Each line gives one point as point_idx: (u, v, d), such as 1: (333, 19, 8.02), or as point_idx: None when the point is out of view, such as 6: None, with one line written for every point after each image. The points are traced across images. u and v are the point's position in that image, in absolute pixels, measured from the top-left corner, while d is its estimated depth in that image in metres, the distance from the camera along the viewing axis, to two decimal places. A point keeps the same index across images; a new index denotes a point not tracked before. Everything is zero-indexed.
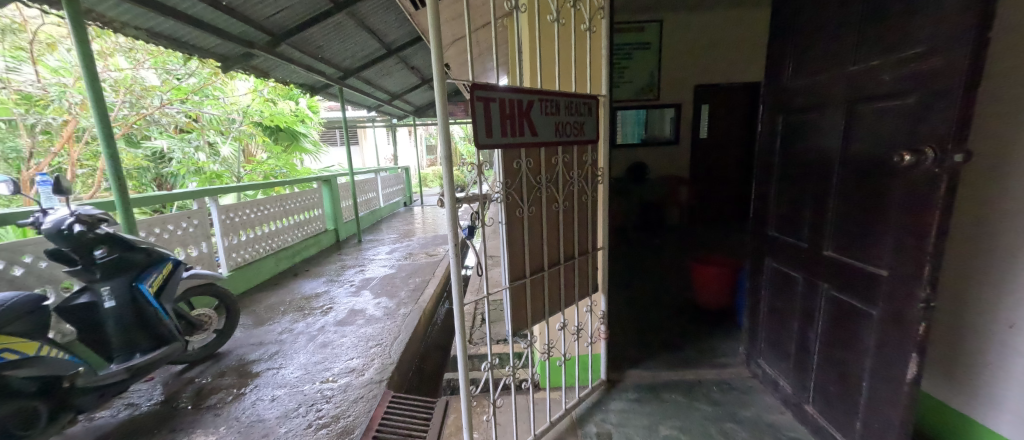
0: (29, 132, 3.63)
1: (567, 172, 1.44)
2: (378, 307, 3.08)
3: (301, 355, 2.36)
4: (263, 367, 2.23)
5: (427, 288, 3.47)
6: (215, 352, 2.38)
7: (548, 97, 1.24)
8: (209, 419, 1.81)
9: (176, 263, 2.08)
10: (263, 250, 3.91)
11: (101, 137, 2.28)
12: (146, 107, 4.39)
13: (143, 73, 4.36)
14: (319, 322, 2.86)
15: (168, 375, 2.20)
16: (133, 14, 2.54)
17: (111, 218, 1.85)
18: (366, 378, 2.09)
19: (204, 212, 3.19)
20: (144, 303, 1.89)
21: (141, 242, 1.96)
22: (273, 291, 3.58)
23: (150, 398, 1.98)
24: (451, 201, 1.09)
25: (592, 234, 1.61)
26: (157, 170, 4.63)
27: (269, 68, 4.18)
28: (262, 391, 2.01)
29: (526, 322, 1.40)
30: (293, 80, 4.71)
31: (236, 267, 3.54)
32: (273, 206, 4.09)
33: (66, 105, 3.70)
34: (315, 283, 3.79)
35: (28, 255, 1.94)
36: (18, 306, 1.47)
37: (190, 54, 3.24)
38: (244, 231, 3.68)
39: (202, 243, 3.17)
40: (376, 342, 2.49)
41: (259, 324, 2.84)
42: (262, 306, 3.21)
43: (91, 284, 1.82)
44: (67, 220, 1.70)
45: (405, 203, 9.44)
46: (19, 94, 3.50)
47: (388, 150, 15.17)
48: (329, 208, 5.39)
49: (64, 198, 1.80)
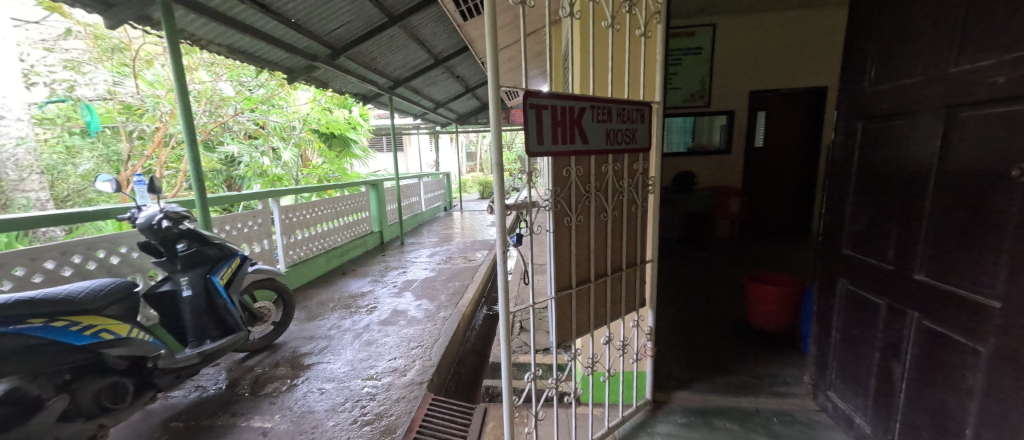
0: (129, 138, 4.22)
1: (617, 181, 1.39)
2: (419, 309, 3.16)
3: (348, 352, 2.47)
4: (314, 360, 2.37)
5: (467, 292, 3.52)
6: (272, 343, 2.56)
7: (601, 104, 1.22)
8: (266, 406, 1.94)
9: (244, 258, 2.25)
10: (316, 248, 4.17)
11: (186, 142, 2.54)
12: (222, 115, 4.94)
13: (221, 85, 4.95)
14: (364, 320, 2.99)
15: (230, 362, 2.38)
16: (217, 32, 2.83)
17: (192, 215, 2.05)
18: (408, 379, 2.14)
19: (268, 212, 3.47)
20: (216, 295, 2.07)
21: (216, 237, 2.15)
22: (323, 288, 3.79)
23: (215, 383, 2.15)
24: (501, 209, 1.08)
25: (641, 245, 1.54)
26: (228, 172, 5.08)
27: (328, 79, 4.48)
28: (312, 383, 2.12)
29: (571, 335, 1.36)
30: (349, 89, 5.01)
31: (292, 264, 3.80)
32: (327, 208, 4.37)
33: (158, 114, 4.20)
34: (361, 282, 3.98)
35: (123, 246, 2.20)
36: (114, 291, 1.65)
37: (262, 67, 3.55)
38: (301, 230, 3.95)
39: (264, 240, 3.43)
40: (417, 344, 2.55)
41: (311, 319, 3.01)
42: (314, 301, 3.41)
43: (173, 274, 2.02)
44: (157, 216, 1.91)
45: (445, 208, 9.71)
46: (123, 104, 4.11)
47: (430, 157, 15.80)
48: (375, 211, 5.65)
49: (155, 196, 2.01)
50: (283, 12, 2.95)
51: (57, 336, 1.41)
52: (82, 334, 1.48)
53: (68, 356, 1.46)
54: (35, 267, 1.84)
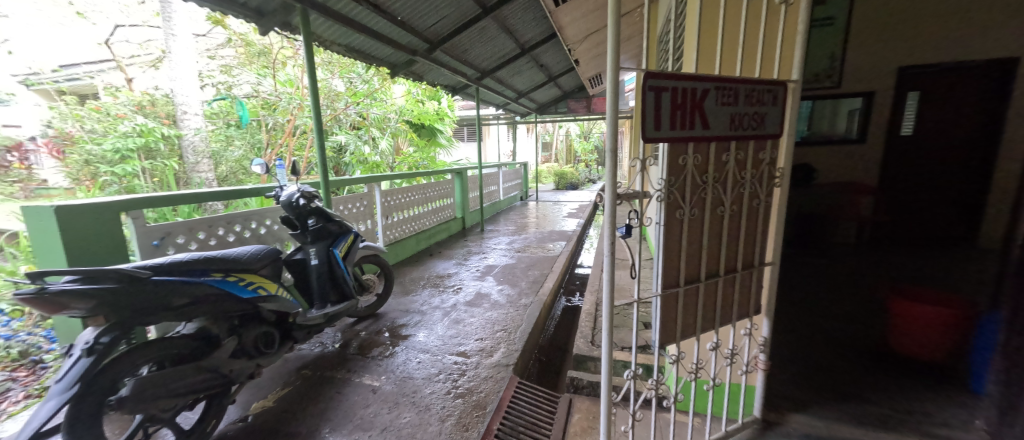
0: (267, 129, 5.01)
1: (739, 171, 1.23)
2: (501, 294, 3.26)
3: (439, 327, 2.66)
4: (410, 332, 2.59)
5: (546, 281, 3.52)
6: (375, 312, 2.86)
7: (728, 85, 1.08)
8: (374, 367, 2.18)
9: (356, 235, 2.55)
10: (408, 230, 4.53)
11: (315, 132, 2.93)
12: (335, 109, 5.58)
13: (335, 81, 5.57)
14: (451, 299, 3.17)
15: (344, 325, 2.72)
16: (338, 32, 3.18)
17: (319, 194, 2.38)
18: (494, 359, 2.22)
19: (370, 195, 3.85)
20: (335, 265, 2.40)
21: (336, 215, 2.47)
22: (413, 267, 4.11)
23: (333, 342, 2.48)
24: (611, 196, 1.03)
25: (761, 245, 1.36)
26: (338, 159, 5.77)
27: (424, 72, 4.77)
28: (410, 352, 2.32)
29: (675, 337, 1.27)
30: (440, 82, 5.29)
31: (389, 243, 4.18)
32: (417, 193, 4.71)
33: (289, 108, 4.89)
34: (447, 264, 4.23)
35: (269, 219, 2.65)
36: (268, 255, 1.97)
37: (371, 63, 3.90)
38: (396, 213, 4.31)
39: (367, 220, 3.82)
40: (501, 327, 2.64)
41: (405, 294, 3.30)
42: (406, 279, 3.72)
43: (304, 245, 2.37)
44: (296, 195, 2.24)
45: (521, 198, 9.83)
46: (263, 101, 4.87)
47: (507, 147, 16.09)
48: (459, 198, 5.95)
49: (293, 177, 2.36)
50: (392, 11, 3.20)
51: (234, 288, 1.74)
52: (248, 288, 1.80)
53: (240, 306, 1.79)
54: (210, 233, 2.30)
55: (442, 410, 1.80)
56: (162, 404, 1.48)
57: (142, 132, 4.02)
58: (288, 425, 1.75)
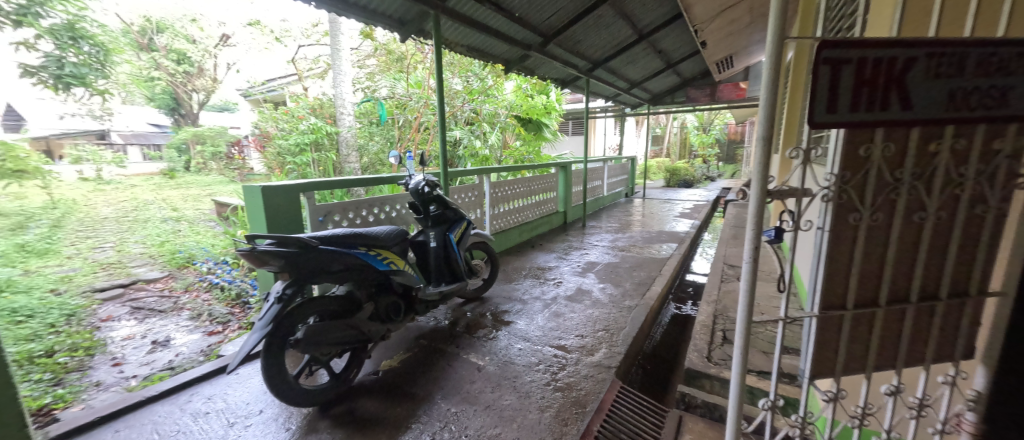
0: (398, 126, 5.70)
1: (958, 167, 0.92)
2: (602, 292, 3.15)
3: (540, 318, 2.68)
4: (512, 319, 2.67)
5: (653, 285, 3.28)
6: (480, 296, 3.04)
7: (953, 49, 0.81)
8: (479, 348, 2.31)
9: (468, 222, 2.78)
10: (513, 221, 4.69)
11: (439, 127, 3.22)
12: (454, 106, 6.05)
13: (454, 81, 6.03)
14: (551, 292, 3.18)
15: (453, 304, 2.95)
16: (461, 33, 3.42)
17: (440, 184, 2.63)
18: (595, 358, 2.15)
19: (481, 186, 4.07)
20: (451, 248, 2.64)
21: (452, 203, 2.70)
22: (515, 257, 4.25)
23: (445, 318, 2.72)
24: (759, 193, 0.94)
25: (988, 270, 1.00)
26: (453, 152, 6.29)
27: (536, 66, 4.83)
28: (512, 339, 2.40)
29: (833, 371, 1.06)
30: (552, 75, 5.29)
31: (494, 232, 4.38)
32: (523, 185, 4.84)
33: (417, 107, 5.46)
34: (548, 256, 4.26)
35: (398, 204, 3.02)
36: (399, 235, 2.26)
37: (488, 61, 4.11)
38: (503, 204, 4.50)
39: (477, 209, 4.06)
40: (603, 326, 2.54)
41: (508, 282, 3.42)
42: (509, 267, 3.86)
43: (425, 228, 2.64)
44: (422, 183, 2.52)
45: (627, 194, 9.34)
46: (397, 101, 5.55)
47: (614, 141, 15.42)
48: (562, 192, 5.92)
49: (419, 168, 2.64)
50: (511, 8, 3.30)
51: (374, 261, 2.04)
52: (384, 262, 2.09)
53: (376, 277, 2.08)
54: (357, 213, 2.73)
55: (541, 400, 1.81)
56: (321, 350, 1.82)
57: (314, 129, 5.04)
58: (408, 387, 1.98)
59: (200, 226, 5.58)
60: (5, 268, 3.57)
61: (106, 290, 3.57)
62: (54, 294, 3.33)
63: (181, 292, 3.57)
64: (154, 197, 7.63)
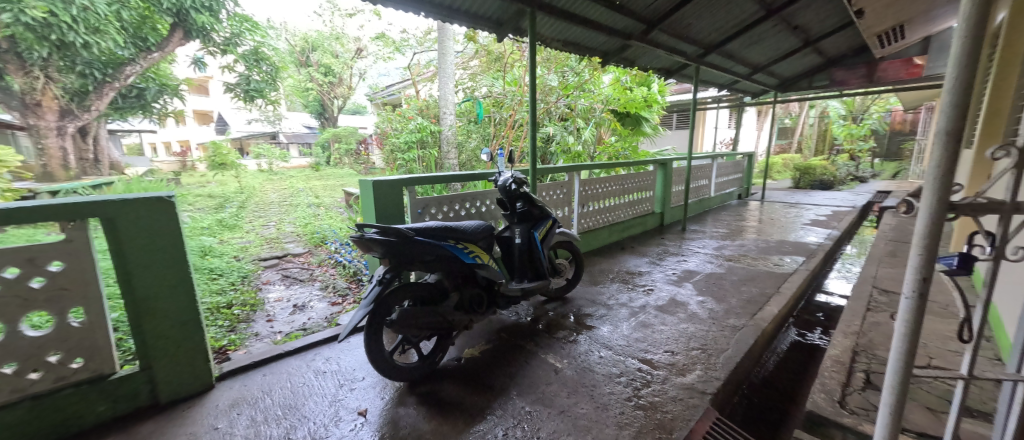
0: (493, 123, 5.90)
1: None
2: (700, 306, 2.81)
3: (625, 326, 2.51)
4: (595, 324, 2.55)
5: (766, 304, 2.81)
6: (562, 296, 2.98)
7: None
8: (558, 350, 2.25)
9: (553, 220, 2.75)
10: (603, 220, 4.50)
11: (530, 124, 3.21)
12: (548, 102, 6.01)
13: (549, 77, 5.97)
14: (640, 299, 2.95)
15: (535, 302, 2.94)
16: (558, 28, 3.36)
17: (527, 181, 2.63)
18: (687, 380, 1.92)
19: (570, 183, 3.96)
20: (535, 246, 2.63)
21: (539, 201, 2.69)
22: (604, 258, 4.06)
23: (526, 315, 2.73)
24: (940, 204, 0.77)
25: None
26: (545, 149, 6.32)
27: (636, 57, 4.52)
28: (593, 345, 2.28)
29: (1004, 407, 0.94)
30: (654, 64, 4.90)
31: (582, 231, 4.25)
32: (616, 184, 4.60)
33: (512, 104, 5.56)
34: (639, 261, 3.97)
35: (488, 199, 3.11)
36: (485, 230, 2.31)
37: (584, 54, 3.98)
38: (593, 202, 4.33)
39: (565, 207, 3.97)
40: (698, 345, 2.26)
41: (593, 285, 3.28)
42: (596, 269, 3.70)
43: (511, 224, 2.68)
44: (509, 180, 2.54)
45: (740, 195, 8.25)
46: (493, 99, 5.75)
47: (728, 134, 13.75)
48: (660, 191, 5.48)
49: (508, 165, 2.66)
50: None
51: (461, 254, 2.12)
52: (470, 256, 2.16)
53: (462, 269, 2.16)
54: (450, 207, 2.89)
55: (620, 416, 1.68)
56: (411, 332, 1.96)
57: (420, 128, 5.68)
58: (486, 379, 2.01)
59: (333, 211, 6.58)
60: (207, 238, 4.72)
61: (268, 259, 4.45)
62: (236, 259, 4.29)
63: (317, 265, 4.27)
64: (304, 188, 9.26)
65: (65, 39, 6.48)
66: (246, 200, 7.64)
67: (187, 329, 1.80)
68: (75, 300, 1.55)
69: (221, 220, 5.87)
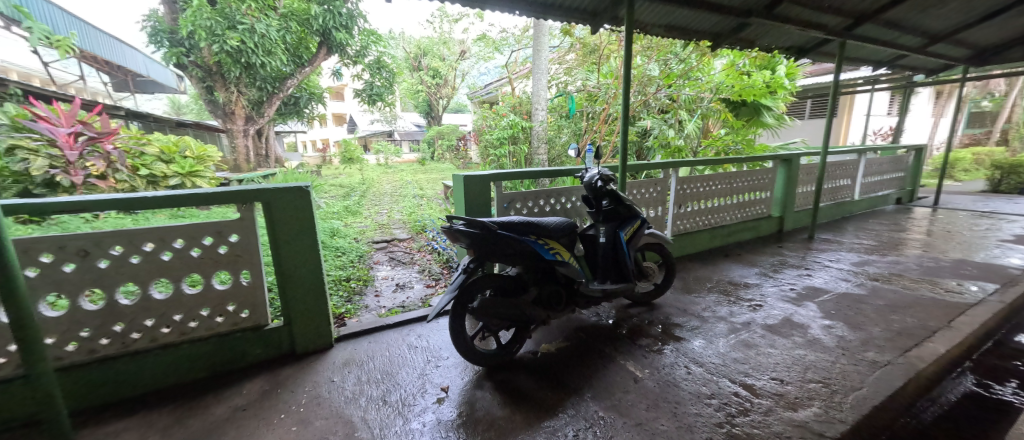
0: (586, 118, 5.77)
1: None
2: (824, 331, 2.37)
3: (721, 343, 2.25)
4: (685, 336, 2.34)
5: (923, 339, 2.24)
6: (650, 301, 2.81)
7: None
8: (640, 358, 2.13)
9: (643, 220, 2.60)
10: (704, 223, 4.09)
11: (622, 119, 3.04)
12: (647, 93, 5.64)
13: (650, 66, 5.54)
14: (743, 315, 2.61)
15: (619, 305, 2.82)
16: (660, 12, 3.13)
17: (615, 178, 2.51)
18: (796, 415, 1.64)
19: (666, 181, 3.66)
20: (620, 246, 2.51)
21: (628, 200, 2.55)
22: (703, 265, 3.69)
23: (608, 317, 2.64)
24: None
25: None
26: (640, 144, 6.03)
27: (757, 37, 3.95)
28: (681, 358, 2.10)
29: None
30: (781, 44, 4.22)
31: (678, 234, 3.92)
32: (722, 183, 4.12)
33: (606, 97, 5.30)
34: (747, 271, 3.52)
35: (573, 196, 3.06)
36: (568, 227, 2.28)
37: (691, 39, 3.64)
38: (693, 203, 3.96)
39: (659, 207, 3.68)
40: (817, 377, 1.92)
41: (688, 293, 3.00)
42: (693, 276, 3.39)
43: (596, 223, 2.60)
44: (596, 177, 2.46)
45: (896, 200, 6.69)
46: (587, 93, 5.59)
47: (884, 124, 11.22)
48: (780, 192, 4.77)
49: (596, 161, 2.57)
50: None
51: (542, 251, 2.13)
52: (551, 253, 2.16)
53: (543, 265, 2.17)
54: (535, 203, 2.90)
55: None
56: (491, 320, 2.04)
57: (512, 125, 5.88)
58: (561, 376, 1.99)
59: (434, 202, 7.17)
60: (335, 221, 5.57)
61: (379, 242, 5.05)
62: (355, 240, 4.97)
63: (417, 251, 4.69)
64: (412, 181, 10.25)
65: (248, 60, 8.22)
66: (367, 191, 8.77)
67: (312, 297, 2.20)
68: (244, 265, 2.03)
69: (347, 207, 6.86)
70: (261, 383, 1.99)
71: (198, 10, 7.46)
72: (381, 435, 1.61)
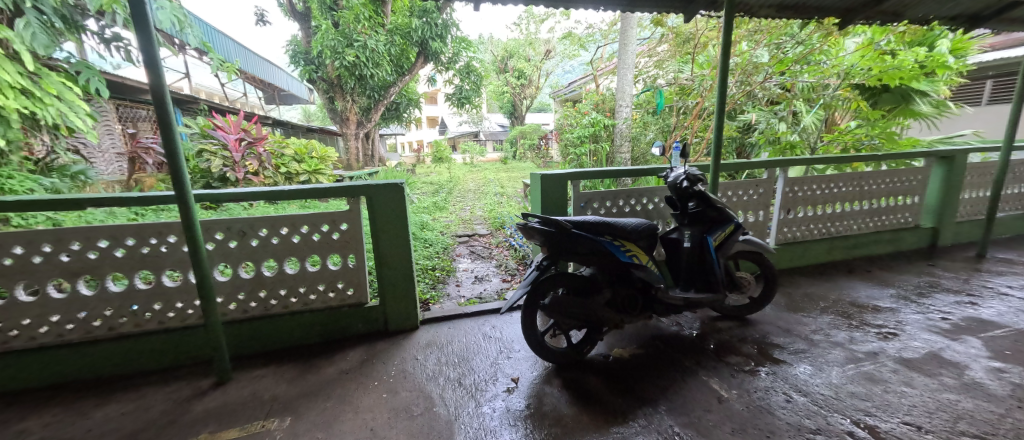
0: (677, 114, 5.39)
1: None
2: (988, 375, 1.88)
3: (834, 372, 1.93)
4: (786, 359, 2.06)
5: None
6: (742, 316, 2.54)
7: None
8: (727, 377, 1.94)
9: (737, 225, 2.36)
10: (820, 231, 3.54)
11: (717, 114, 2.78)
12: (752, 83, 4.93)
13: (758, 52, 4.81)
14: (869, 344, 2.19)
15: (706, 317, 2.60)
16: None
17: (705, 178, 2.32)
18: None
19: (771, 182, 3.23)
20: (708, 253, 2.32)
21: (719, 202, 2.33)
22: (817, 281, 3.19)
23: (691, 328, 2.46)
24: None
25: None
26: (741, 140, 5.73)
27: (906, 7, 3.23)
28: (778, 383, 1.86)
29: None
30: (941, 14, 3.40)
31: (784, 242, 3.46)
32: (847, 185, 3.51)
33: (700, 91, 4.84)
34: (878, 292, 2.94)
35: (656, 197, 2.91)
36: (647, 229, 2.18)
37: (810, 17, 3.16)
38: (806, 207, 3.45)
39: (760, 211, 3.28)
40: (971, 429, 1.54)
41: (794, 311, 2.63)
42: (802, 292, 2.96)
43: (680, 226, 2.44)
44: (682, 177, 2.30)
45: None
46: (679, 87, 5.20)
47: None
48: (934, 197, 3.88)
49: (683, 159, 2.39)
50: None
51: (618, 252, 2.07)
52: (628, 255, 2.09)
53: (618, 267, 2.11)
54: (614, 202, 2.83)
55: None
56: (562, 319, 2.05)
57: (594, 123, 5.78)
58: (633, 384, 1.92)
59: (514, 200, 7.37)
60: (425, 215, 6.08)
61: (462, 236, 5.39)
62: (441, 233, 5.37)
63: (496, 246, 4.89)
64: (494, 179, 10.67)
65: (360, 72, 9.40)
66: (453, 188, 9.39)
67: (404, 282, 2.46)
68: (351, 250, 2.35)
69: (435, 203, 7.43)
70: (361, 352, 2.29)
71: (325, 33, 8.67)
72: (455, 414, 1.75)
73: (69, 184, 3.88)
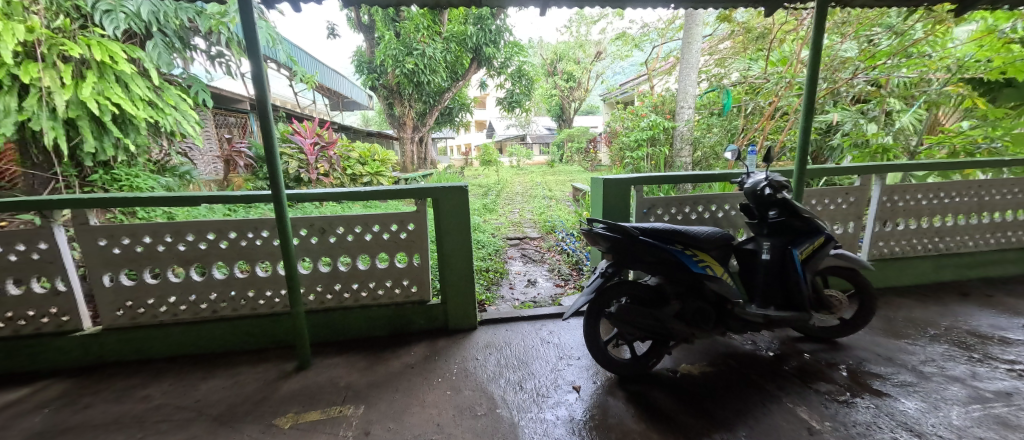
0: (745, 115, 5.00)
1: None
2: None
3: (953, 411, 1.68)
4: (889, 391, 1.83)
5: None
6: (830, 339, 2.29)
7: None
8: (817, 405, 1.76)
9: (828, 238, 2.13)
10: (924, 247, 3.10)
11: (803, 115, 2.54)
12: (836, 80, 4.38)
13: (844, 45, 4.39)
14: (998, 382, 1.87)
15: (785, 337, 2.38)
16: None
17: (790, 185, 2.14)
18: None
19: (864, 190, 2.89)
20: (791, 267, 2.12)
21: (807, 212, 2.13)
22: (921, 304, 2.80)
23: (768, 348, 2.27)
24: None
25: None
26: (821, 142, 5.20)
27: None
28: (882, 418, 1.65)
29: None
30: None
31: (879, 258, 3.07)
32: (962, 194, 3.04)
33: (775, 88, 4.37)
34: (1003, 321, 2.51)
35: (728, 204, 2.72)
36: (721, 239, 2.04)
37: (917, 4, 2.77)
38: (907, 219, 3.04)
39: (850, 222, 2.95)
40: None
41: (895, 337, 2.33)
42: (903, 316, 2.60)
43: (757, 236, 2.26)
44: (763, 183, 2.14)
45: None
46: (749, 86, 4.79)
47: None
48: None
49: (763, 164, 2.22)
50: None
51: (690, 262, 1.95)
52: (701, 266, 1.96)
53: (689, 278, 1.99)
54: (679, 209, 2.68)
55: None
56: (627, 329, 1.98)
57: (652, 126, 5.57)
58: (707, 404, 1.80)
59: (563, 204, 7.29)
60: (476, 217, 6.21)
61: (513, 239, 5.43)
62: (493, 235, 5.45)
63: (547, 250, 4.87)
64: (542, 182, 10.65)
65: (418, 79, 9.85)
66: (501, 191, 9.51)
67: (465, 283, 2.52)
68: (417, 249, 2.45)
69: (485, 205, 7.56)
70: (424, 348, 2.38)
71: (388, 42, 9.30)
72: (518, 417, 1.75)
73: (178, 183, 4.45)
